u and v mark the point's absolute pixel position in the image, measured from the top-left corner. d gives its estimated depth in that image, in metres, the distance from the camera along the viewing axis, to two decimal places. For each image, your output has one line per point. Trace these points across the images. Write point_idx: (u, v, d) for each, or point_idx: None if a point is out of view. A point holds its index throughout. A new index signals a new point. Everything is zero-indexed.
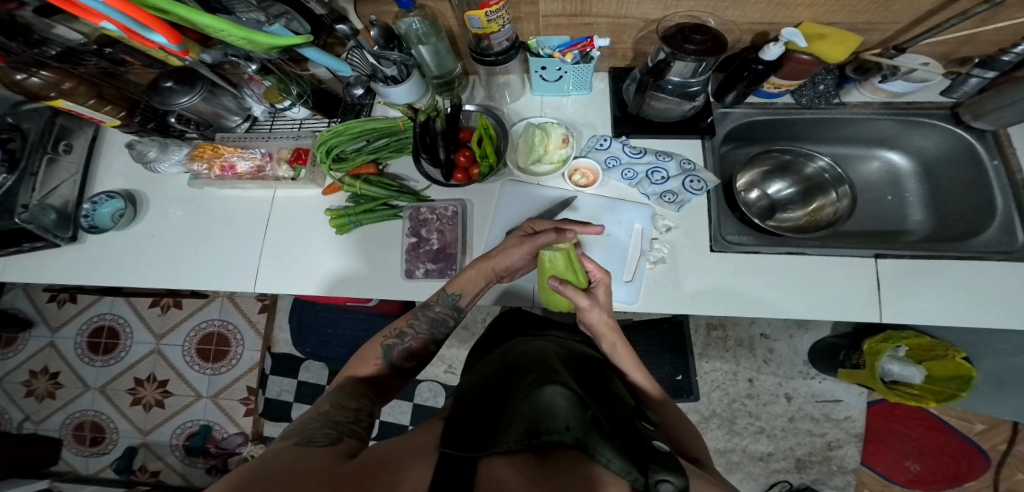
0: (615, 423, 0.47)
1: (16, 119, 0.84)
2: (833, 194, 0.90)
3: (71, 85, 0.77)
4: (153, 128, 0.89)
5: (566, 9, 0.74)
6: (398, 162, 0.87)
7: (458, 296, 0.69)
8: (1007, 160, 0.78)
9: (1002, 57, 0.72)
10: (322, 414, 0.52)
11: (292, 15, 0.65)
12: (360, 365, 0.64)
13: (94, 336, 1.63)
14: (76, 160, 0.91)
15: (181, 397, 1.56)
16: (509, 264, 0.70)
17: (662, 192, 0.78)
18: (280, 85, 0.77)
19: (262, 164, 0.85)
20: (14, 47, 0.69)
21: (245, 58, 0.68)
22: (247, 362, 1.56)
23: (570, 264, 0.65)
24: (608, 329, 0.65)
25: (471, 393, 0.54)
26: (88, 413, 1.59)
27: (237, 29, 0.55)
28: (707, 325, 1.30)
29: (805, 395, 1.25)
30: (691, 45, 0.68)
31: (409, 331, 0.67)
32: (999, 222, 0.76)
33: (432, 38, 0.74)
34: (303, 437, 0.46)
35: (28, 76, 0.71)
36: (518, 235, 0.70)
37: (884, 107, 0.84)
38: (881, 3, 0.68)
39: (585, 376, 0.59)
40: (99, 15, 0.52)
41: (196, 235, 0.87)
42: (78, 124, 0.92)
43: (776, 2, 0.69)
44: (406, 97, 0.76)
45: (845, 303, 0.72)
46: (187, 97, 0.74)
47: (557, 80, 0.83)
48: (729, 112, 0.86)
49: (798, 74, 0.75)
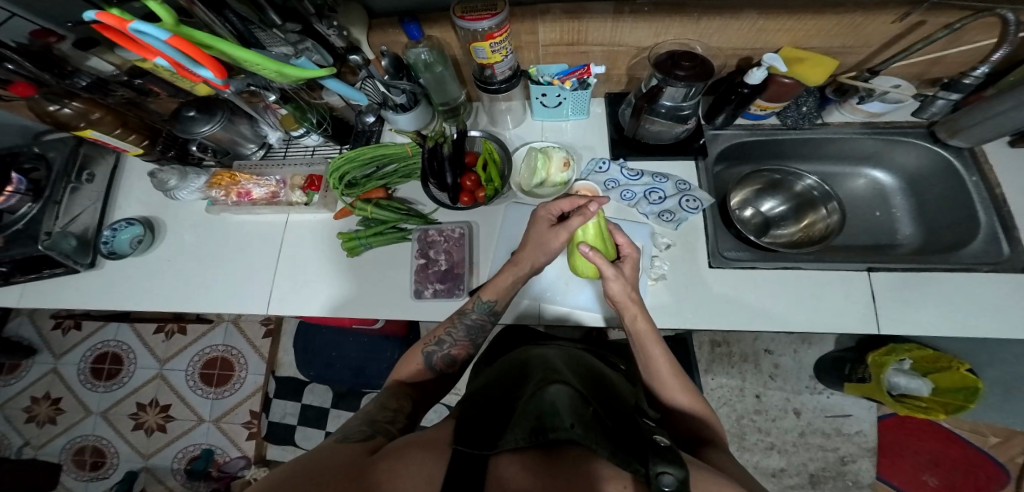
0: (618, 421, 0.48)
1: (41, 149, 0.91)
2: (823, 210, 0.93)
3: (99, 115, 0.81)
4: (173, 155, 0.92)
5: (564, 37, 0.79)
6: (406, 186, 0.91)
7: (494, 301, 0.69)
8: (985, 177, 0.82)
9: (962, 80, 0.75)
10: (365, 413, 0.57)
11: (311, 45, 0.69)
12: (403, 367, 0.68)
13: (97, 362, 1.65)
14: (97, 188, 0.94)
15: (184, 422, 1.57)
16: (541, 260, 0.68)
17: (660, 211, 0.82)
18: (297, 113, 0.82)
19: (276, 189, 0.89)
20: (46, 78, 0.75)
21: (264, 88, 0.74)
22: (252, 385, 1.57)
23: (601, 234, 0.69)
24: (628, 302, 0.65)
25: (478, 398, 0.55)
26: (88, 438, 1.58)
27: (269, 63, 0.62)
28: (711, 342, 1.32)
29: (814, 410, 1.25)
30: (680, 70, 0.72)
31: (448, 338, 0.69)
32: (985, 233, 0.79)
33: (438, 66, 0.80)
34: (341, 434, 0.49)
35: (60, 107, 0.76)
36: (545, 226, 0.68)
37: (864, 126, 0.88)
38: (848, 28, 0.74)
39: (589, 378, 0.61)
40: (153, 51, 0.58)
41: (209, 260, 0.90)
42: (101, 153, 0.97)
43: (757, 28, 0.75)
44: (412, 123, 0.84)
45: (841, 313, 0.74)
46: (207, 125, 0.79)
47: (557, 106, 0.87)
48: (720, 134, 0.90)
49: (782, 95, 0.80)
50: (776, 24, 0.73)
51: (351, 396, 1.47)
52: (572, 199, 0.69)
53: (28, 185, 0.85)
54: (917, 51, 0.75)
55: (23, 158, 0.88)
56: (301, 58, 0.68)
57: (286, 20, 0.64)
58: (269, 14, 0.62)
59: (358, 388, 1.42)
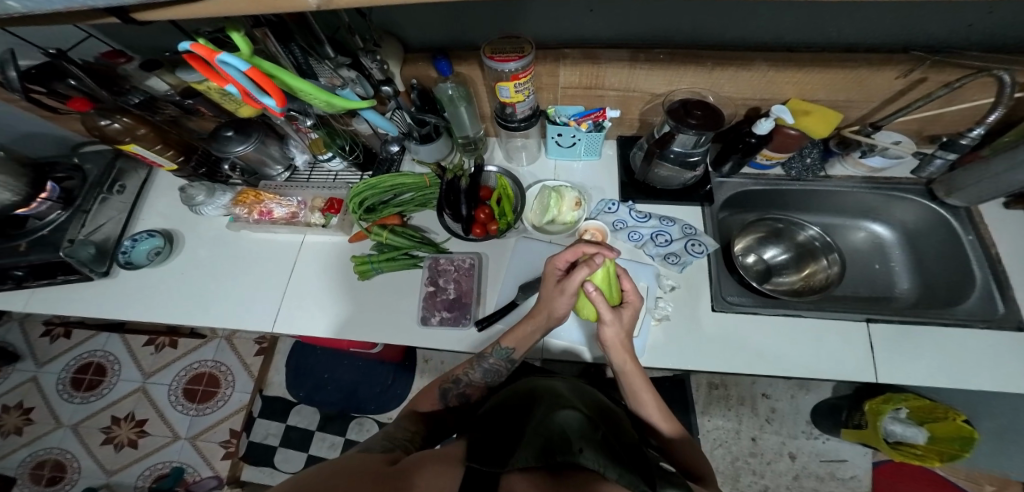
0: (623, 447, 0.51)
1: (80, 160, 0.97)
2: (824, 261, 0.96)
3: (143, 132, 0.86)
4: (204, 173, 0.98)
5: (583, 81, 0.84)
6: (421, 214, 0.94)
7: (511, 349, 0.70)
8: (981, 236, 0.84)
9: (959, 140, 0.79)
10: (385, 430, 0.60)
11: (357, 78, 0.73)
12: (419, 401, 0.70)
13: (80, 372, 1.61)
14: (126, 199, 0.98)
15: (157, 438, 1.51)
16: (561, 312, 0.70)
17: (666, 254, 0.85)
18: (326, 136, 0.88)
19: (296, 210, 0.92)
20: (103, 96, 0.77)
21: (304, 114, 0.77)
22: (236, 403, 1.52)
23: (607, 277, 0.71)
24: (618, 347, 0.67)
25: (487, 419, 0.57)
26: (54, 450, 1.52)
27: (321, 92, 0.63)
28: (709, 383, 1.33)
29: (809, 454, 1.24)
30: (692, 119, 0.75)
31: (464, 378, 0.71)
32: (980, 290, 0.81)
33: (463, 101, 0.86)
34: (364, 446, 0.54)
35: (111, 121, 0.81)
36: (551, 280, 0.71)
37: (865, 180, 0.92)
38: (854, 82, 0.77)
39: (594, 404, 0.63)
40: (225, 79, 0.60)
41: (213, 280, 0.91)
42: (135, 167, 1.02)
43: (767, 78, 0.79)
44: (432, 154, 0.89)
45: (839, 360, 0.75)
46: (242, 145, 0.82)
47: (571, 146, 0.91)
48: (726, 181, 0.94)
49: (787, 146, 0.84)
50: (785, 76, 0.78)
51: (339, 420, 1.46)
52: (574, 248, 0.70)
53: (62, 193, 0.90)
54: (919, 107, 0.78)
55: (62, 166, 0.94)
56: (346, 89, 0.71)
57: (338, 54, 0.69)
58: (326, 47, 0.68)
59: (348, 412, 1.46)
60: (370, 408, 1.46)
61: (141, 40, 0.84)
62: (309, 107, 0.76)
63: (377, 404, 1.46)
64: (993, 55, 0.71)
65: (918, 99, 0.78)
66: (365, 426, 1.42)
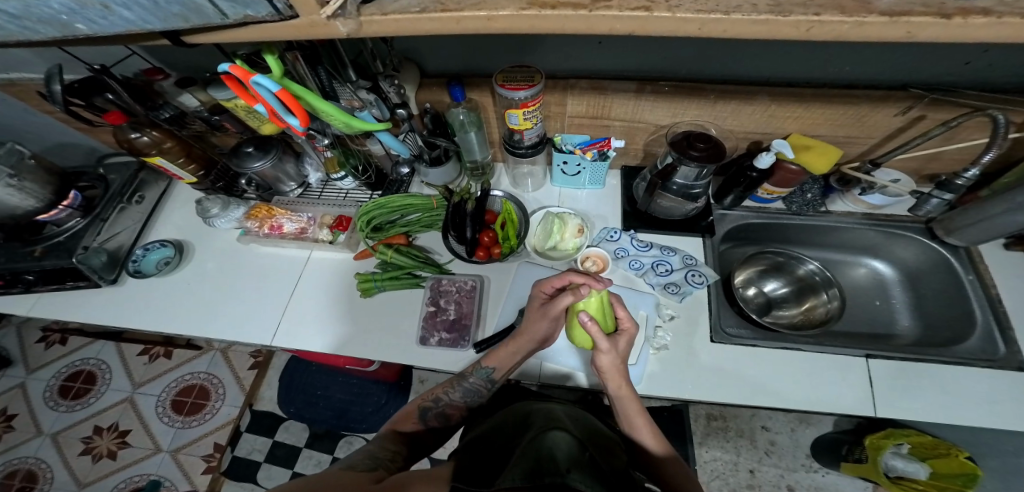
0: (612, 475, 0.50)
1: (106, 171, 0.99)
2: (824, 295, 0.97)
3: (170, 145, 0.88)
4: (221, 186, 1.00)
5: (589, 111, 0.86)
6: (426, 235, 0.96)
7: (492, 370, 0.73)
8: (981, 276, 0.85)
9: (954, 180, 0.80)
10: (367, 449, 0.59)
11: (376, 101, 0.74)
12: (400, 421, 0.69)
13: (69, 380, 1.60)
14: (144, 209, 1.00)
15: (136, 450, 1.47)
16: (541, 334, 0.73)
17: (666, 283, 0.85)
18: (341, 156, 0.91)
19: (306, 226, 0.94)
20: (138, 110, 0.81)
21: (321, 133, 0.83)
22: (223, 417, 1.50)
23: (602, 307, 0.69)
24: (613, 373, 0.68)
25: (476, 447, 0.56)
26: (26, 461, 1.48)
27: (340, 114, 0.65)
28: (707, 415, 1.33)
29: (808, 489, 1.22)
30: (694, 151, 0.76)
31: (445, 398, 0.72)
32: (981, 331, 0.81)
33: (474, 127, 0.89)
34: (346, 463, 0.53)
35: (140, 135, 0.83)
36: (538, 304, 0.74)
37: (866, 217, 0.94)
38: (853, 119, 0.80)
39: (586, 431, 0.62)
40: (255, 98, 0.63)
41: (210, 293, 0.92)
42: (157, 178, 1.04)
43: (769, 113, 0.81)
44: (441, 178, 0.93)
45: (837, 394, 0.75)
46: (260, 161, 0.87)
47: (575, 175, 0.93)
48: (727, 214, 0.95)
49: (788, 181, 0.85)
50: (786, 111, 0.80)
51: (327, 439, 1.45)
52: (562, 275, 0.73)
53: (83, 201, 0.93)
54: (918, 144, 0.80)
55: (87, 175, 0.98)
56: (365, 111, 0.73)
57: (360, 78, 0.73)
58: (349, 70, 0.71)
59: (338, 430, 1.45)
60: (361, 427, 1.44)
61: (174, 57, 0.87)
62: (327, 127, 0.82)
63: (367, 424, 1.44)
64: (988, 94, 0.74)
65: (917, 136, 0.79)
66: (353, 445, 1.42)
